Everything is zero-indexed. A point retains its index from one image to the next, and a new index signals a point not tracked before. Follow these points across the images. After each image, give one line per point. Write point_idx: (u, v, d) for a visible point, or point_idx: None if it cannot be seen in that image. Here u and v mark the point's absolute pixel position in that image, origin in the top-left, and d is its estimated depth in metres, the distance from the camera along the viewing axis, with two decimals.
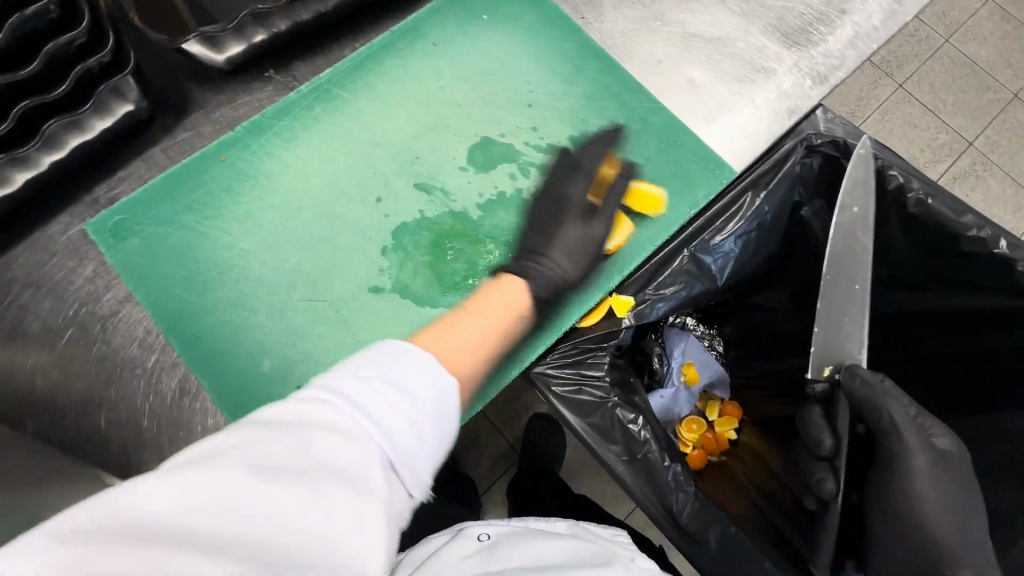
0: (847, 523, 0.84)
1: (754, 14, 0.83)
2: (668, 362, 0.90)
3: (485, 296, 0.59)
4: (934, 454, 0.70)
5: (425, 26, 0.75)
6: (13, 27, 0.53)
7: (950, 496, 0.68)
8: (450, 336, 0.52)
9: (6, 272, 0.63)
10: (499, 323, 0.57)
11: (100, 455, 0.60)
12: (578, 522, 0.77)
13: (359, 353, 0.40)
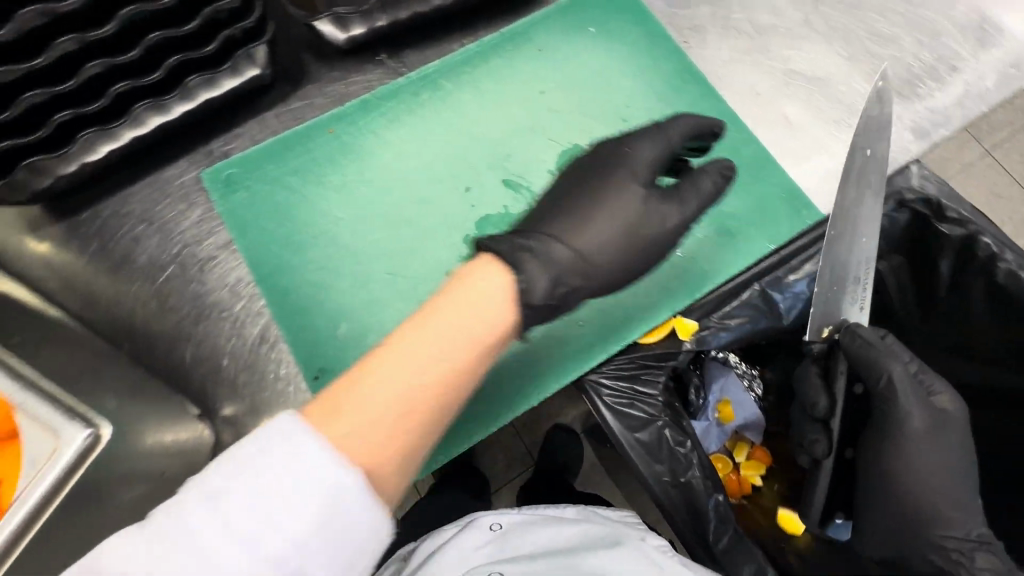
0: (840, 482, 0.78)
1: (860, 60, 0.82)
2: (703, 395, 0.81)
3: (445, 299, 0.49)
4: (934, 418, 0.68)
5: (534, 31, 0.78)
6: None
7: (946, 463, 0.68)
8: (360, 410, 0.43)
9: (126, 206, 0.71)
10: (422, 371, 0.45)
11: (186, 383, 0.66)
12: (588, 505, 0.75)
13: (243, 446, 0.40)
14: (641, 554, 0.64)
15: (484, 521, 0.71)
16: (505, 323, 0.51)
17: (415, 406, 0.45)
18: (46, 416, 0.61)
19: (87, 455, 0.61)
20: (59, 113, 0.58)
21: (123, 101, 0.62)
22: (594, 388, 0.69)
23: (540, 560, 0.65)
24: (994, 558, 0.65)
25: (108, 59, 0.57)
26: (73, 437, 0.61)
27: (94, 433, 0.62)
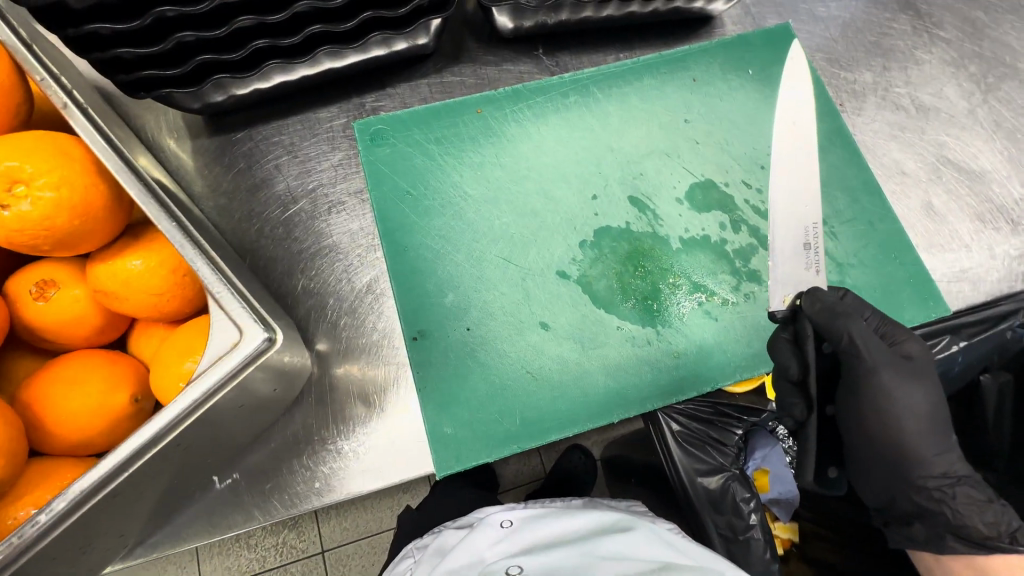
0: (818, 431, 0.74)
1: (1022, 165, 0.78)
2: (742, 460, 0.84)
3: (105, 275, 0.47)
4: (898, 367, 0.63)
5: (691, 61, 0.79)
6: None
7: (926, 407, 0.64)
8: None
9: (277, 135, 0.76)
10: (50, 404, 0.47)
11: (291, 310, 0.70)
12: (593, 500, 0.79)
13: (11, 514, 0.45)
14: (652, 536, 0.65)
15: (495, 519, 0.72)
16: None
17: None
18: (233, 310, 0.49)
19: (253, 362, 0.49)
20: (259, 41, 0.62)
21: (312, 41, 0.65)
22: (665, 422, 0.70)
23: (555, 548, 0.64)
24: (974, 490, 0.65)
25: (319, 2, 0.59)
26: (252, 338, 0.49)
27: (268, 339, 0.50)
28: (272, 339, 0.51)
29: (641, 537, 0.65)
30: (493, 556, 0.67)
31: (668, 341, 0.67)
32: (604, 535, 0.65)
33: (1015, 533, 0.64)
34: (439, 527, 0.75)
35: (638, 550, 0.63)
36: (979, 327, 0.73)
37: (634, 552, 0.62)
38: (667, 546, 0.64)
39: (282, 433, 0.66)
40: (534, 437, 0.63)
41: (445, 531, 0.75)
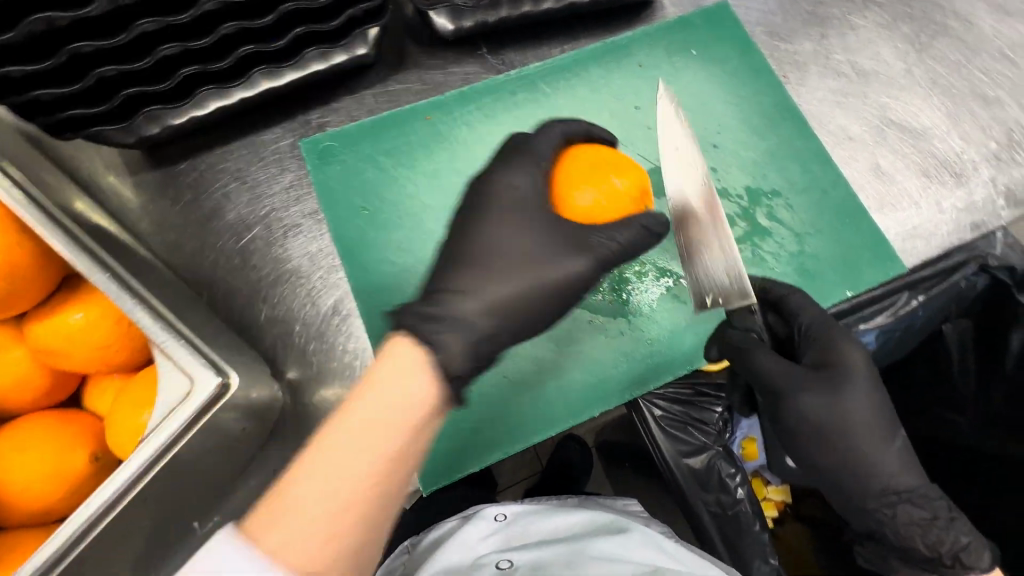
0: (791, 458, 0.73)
1: (960, 118, 0.80)
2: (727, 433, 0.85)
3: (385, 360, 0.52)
4: (813, 382, 0.62)
5: (634, 46, 0.79)
6: None
7: (872, 424, 0.62)
8: (301, 498, 0.46)
9: (221, 162, 0.74)
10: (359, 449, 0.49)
11: (256, 342, 0.68)
12: (590, 496, 0.80)
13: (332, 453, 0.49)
14: (646, 538, 0.66)
15: (490, 512, 0.74)
16: (428, 405, 0.52)
17: (350, 501, 0.47)
18: (182, 358, 0.48)
19: (209, 410, 0.48)
20: (187, 68, 0.60)
21: (244, 63, 0.63)
22: (647, 407, 0.70)
23: (548, 546, 0.66)
24: (918, 506, 0.61)
25: (244, 22, 0.57)
26: (205, 385, 0.47)
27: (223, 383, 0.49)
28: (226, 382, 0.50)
29: (634, 540, 0.65)
30: (486, 549, 0.69)
31: (640, 329, 0.68)
32: (599, 537, 0.66)
33: (960, 551, 0.60)
34: (439, 520, 0.77)
35: (632, 552, 0.64)
36: (934, 279, 0.74)
37: (629, 554, 0.63)
38: (659, 549, 0.65)
39: (262, 471, 0.65)
40: (517, 440, 0.65)
41: (443, 523, 0.76)
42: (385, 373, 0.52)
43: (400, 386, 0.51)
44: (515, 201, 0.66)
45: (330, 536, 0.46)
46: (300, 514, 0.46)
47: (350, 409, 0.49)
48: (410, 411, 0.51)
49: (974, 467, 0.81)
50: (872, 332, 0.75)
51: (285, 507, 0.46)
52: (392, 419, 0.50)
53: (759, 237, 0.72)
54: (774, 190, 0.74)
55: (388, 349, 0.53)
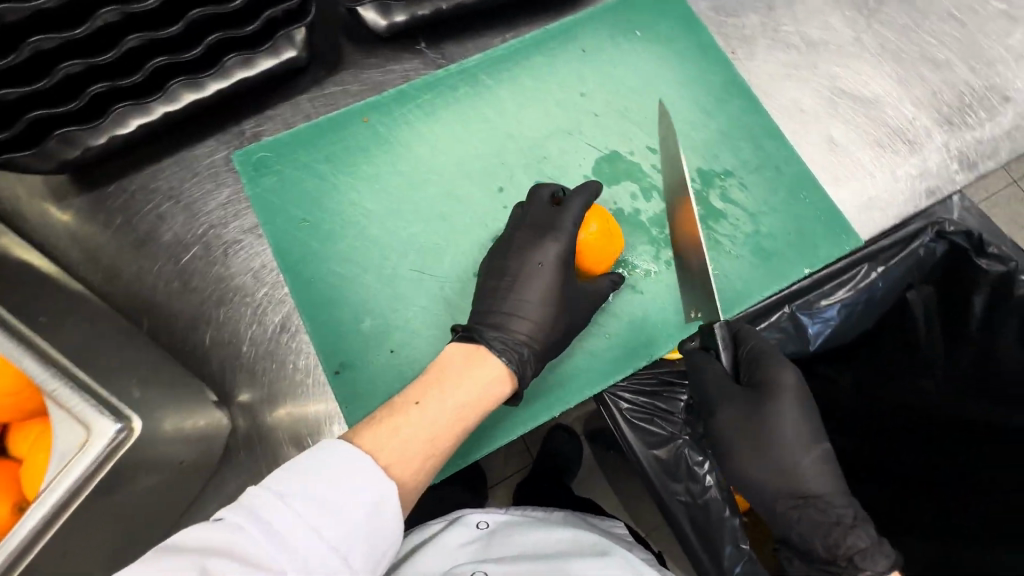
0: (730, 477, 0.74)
1: (912, 83, 0.78)
2: None
3: (462, 368, 0.55)
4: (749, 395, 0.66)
5: (576, 31, 0.77)
6: None
7: (796, 438, 0.65)
8: (397, 434, 0.49)
9: (152, 182, 0.70)
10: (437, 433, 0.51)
11: (204, 368, 0.66)
12: (574, 513, 0.81)
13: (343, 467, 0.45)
14: (625, 562, 0.66)
15: (472, 519, 0.75)
16: (504, 397, 0.56)
17: (436, 447, 0.50)
18: (77, 405, 0.44)
19: (112, 458, 0.45)
20: (95, 85, 0.56)
21: (159, 75, 0.60)
22: (613, 401, 0.69)
23: (525, 562, 0.65)
24: (823, 511, 0.64)
25: (148, 33, 0.54)
26: (101, 432, 0.44)
27: (125, 429, 0.45)
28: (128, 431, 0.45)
29: (615, 564, 0.65)
30: (464, 557, 0.70)
31: (598, 322, 0.67)
32: (580, 558, 0.65)
33: (855, 555, 0.62)
34: (422, 522, 0.78)
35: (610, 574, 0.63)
36: (892, 249, 0.74)
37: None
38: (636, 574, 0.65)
39: (217, 498, 0.64)
40: (476, 449, 0.63)
41: (427, 526, 0.77)
42: (482, 363, 0.56)
43: (495, 381, 0.55)
44: (552, 269, 0.61)
45: (407, 472, 0.49)
46: (403, 444, 0.49)
47: (453, 384, 0.53)
48: (497, 398, 0.55)
49: (951, 439, 0.79)
50: (834, 306, 0.74)
51: (396, 435, 0.49)
52: (481, 403, 0.54)
53: (715, 220, 0.71)
54: (727, 170, 0.73)
55: (475, 347, 0.57)
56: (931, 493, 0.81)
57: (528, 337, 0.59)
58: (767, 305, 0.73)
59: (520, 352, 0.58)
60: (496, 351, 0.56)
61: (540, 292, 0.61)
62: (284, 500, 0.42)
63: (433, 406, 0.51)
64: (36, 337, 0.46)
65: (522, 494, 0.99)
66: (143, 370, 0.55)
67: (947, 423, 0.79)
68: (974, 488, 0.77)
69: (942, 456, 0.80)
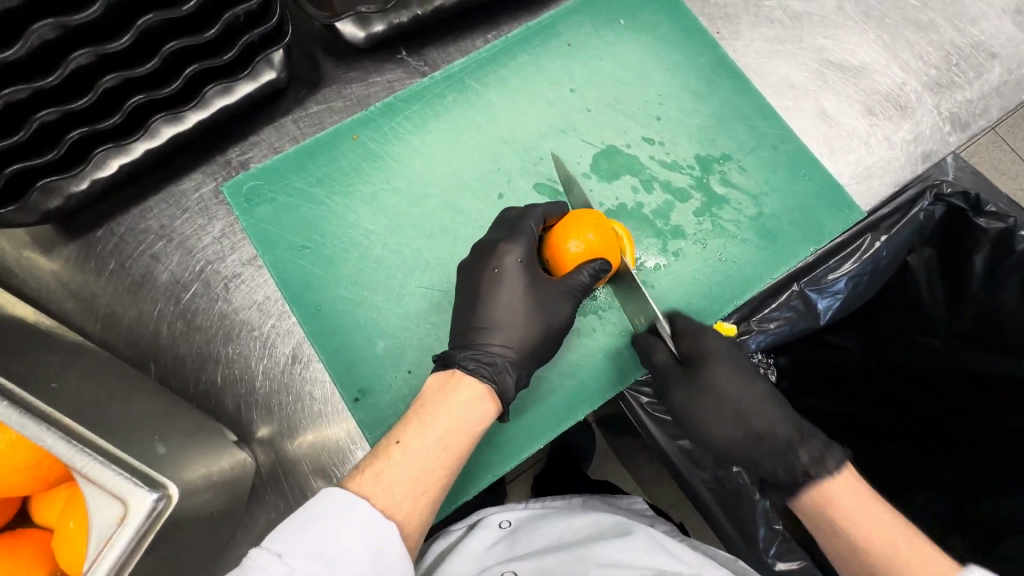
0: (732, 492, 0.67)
1: (897, 47, 0.77)
2: None
3: (441, 399, 0.53)
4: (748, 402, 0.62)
5: (559, 25, 0.75)
6: (225, 22, 0.54)
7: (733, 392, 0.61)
8: (383, 477, 0.48)
9: (142, 221, 0.67)
10: (427, 470, 0.49)
11: (219, 408, 0.65)
12: (593, 498, 0.80)
13: (339, 511, 0.45)
14: (649, 541, 0.64)
15: (493, 519, 0.75)
16: (489, 418, 0.55)
17: (427, 483, 0.49)
18: (110, 479, 0.42)
19: (151, 530, 0.43)
20: (73, 131, 0.54)
21: (138, 113, 0.58)
22: (633, 395, 0.70)
23: (549, 554, 0.64)
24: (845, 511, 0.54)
25: (124, 72, 0.52)
26: (138, 504, 0.42)
27: (162, 496, 0.44)
28: (164, 499, 0.44)
29: (637, 544, 0.63)
30: (491, 558, 0.69)
31: (610, 323, 0.67)
32: (601, 541, 0.64)
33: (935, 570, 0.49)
34: (444, 528, 0.77)
35: (631, 556, 0.62)
36: (895, 216, 0.71)
37: (632, 558, 0.61)
38: (664, 551, 0.63)
39: (248, 537, 0.64)
40: (509, 460, 0.63)
41: (448, 533, 0.76)
42: (457, 391, 0.54)
43: (475, 405, 0.54)
44: (527, 276, 0.60)
45: (404, 511, 0.47)
46: (391, 484, 0.48)
47: (431, 416, 0.52)
48: (481, 421, 0.54)
49: (941, 408, 0.78)
50: (843, 279, 0.72)
51: (382, 479, 0.48)
52: (463, 430, 0.52)
53: (717, 206, 0.70)
54: (724, 154, 0.72)
55: (448, 377, 0.56)
56: (924, 461, 0.79)
57: (501, 347, 0.59)
58: (778, 283, 0.71)
59: (494, 363, 0.57)
60: (470, 371, 0.56)
61: (512, 302, 0.60)
62: (282, 561, 0.42)
63: (416, 441, 0.50)
64: (59, 414, 0.43)
65: (543, 488, 0.99)
66: (164, 426, 0.53)
67: (936, 390, 0.78)
68: (964, 457, 0.75)
69: (938, 426, 0.78)
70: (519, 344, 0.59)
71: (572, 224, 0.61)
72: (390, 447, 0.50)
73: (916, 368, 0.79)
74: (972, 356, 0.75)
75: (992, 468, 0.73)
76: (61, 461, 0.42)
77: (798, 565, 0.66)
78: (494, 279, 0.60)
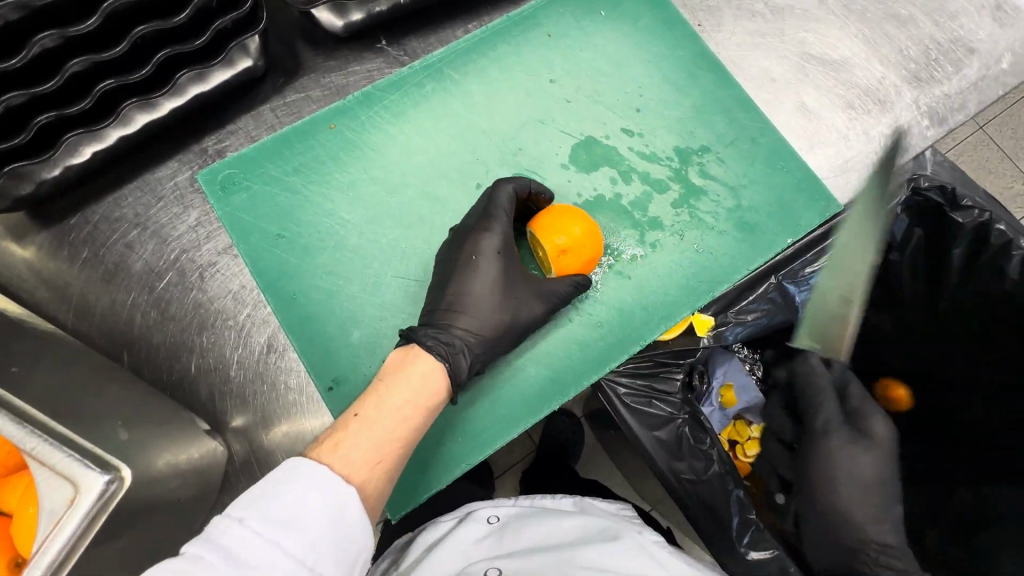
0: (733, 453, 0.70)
1: (878, 41, 0.78)
2: (708, 380, 0.81)
3: (399, 373, 0.54)
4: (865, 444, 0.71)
5: (540, 16, 0.75)
6: (195, 7, 0.54)
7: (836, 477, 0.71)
8: (341, 447, 0.48)
9: (116, 210, 0.67)
10: (385, 439, 0.50)
11: (194, 398, 0.64)
12: (585, 499, 0.78)
13: (306, 474, 0.44)
14: (637, 545, 0.65)
15: (482, 515, 0.74)
16: (446, 391, 0.56)
17: (387, 451, 0.50)
18: (60, 461, 0.42)
19: (103, 514, 0.42)
20: (41, 115, 0.53)
21: (108, 99, 0.57)
22: (611, 386, 0.71)
23: (534, 554, 0.65)
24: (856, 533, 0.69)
25: (92, 56, 0.52)
26: (89, 486, 0.42)
27: (115, 479, 0.43)
28: (114, 480, 0.43)
29: (625, 549, 0.63)
30: (478, 553, 0.69)
31: (588, 313, 0.67)
32: (588, 545, 0.64)
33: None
34: (432, 521, 0.77)
35: (618, 561, 0.62)
36: None
37: (617, 563, 0.62)
38: (652, 560, 0.64)
39: None
40: (481, 450, 0.63)
41: (435, 526, 0.76)
42: (414, 363, 0.55)
43: (433, 378, 0.55)
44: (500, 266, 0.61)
45: (362, 481, 0.48)
46: (348, 454, 0.48)
47: (388, 389, 0.53)
48: (439, 393, 0.55)
49: (930, 407, 0.78)
50: None
51: (341, 448, 0.48)
52: (421, 401, 0.53)
53: (696, 197, 0.70)
54: (704, 146, 0.72)
55: (408, 350, 0.57)
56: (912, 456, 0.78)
57: (463, 331, 0.59)
58: (755, 277, 0.74)
59: (452, 343, 0.57)
60: (427, 347, 0.56)
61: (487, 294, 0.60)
62: (244, 525, 0.41)
63: (375, 413, 0.51)
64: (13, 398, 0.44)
65: (527, 481, 0.99)
66: (130, 413, 0.53)
67: (926, 382, 0.78)
68: (953, 457, 0.75)
69: (927, 426, 0.78)
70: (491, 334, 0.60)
71: (548, 230, 0.61)
72: (350, 418, 0.51)
73: (899, 366, 0.80)
74: (952, 348, 0.75)
75: (978, 469, 0.72)
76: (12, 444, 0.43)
77: (771, 554, 0.68)
78: (467, 270, 0.60)
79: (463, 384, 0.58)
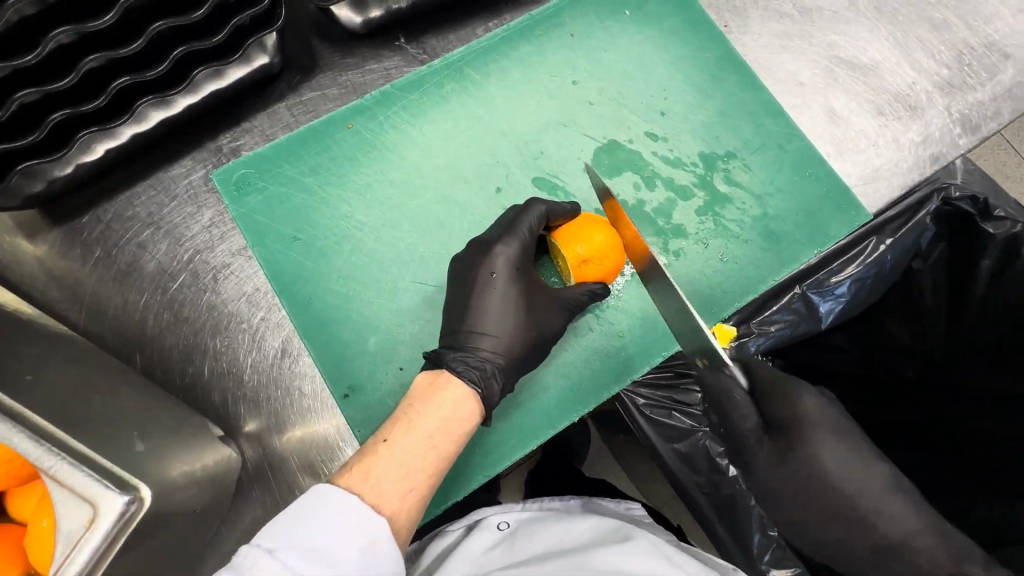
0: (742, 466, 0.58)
1: (910, 45, 0.75)
2: None
3: (431, 399, 0.53)
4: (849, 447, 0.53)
5: (564, 15, 0.73)
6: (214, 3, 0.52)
7: (833, 466, 0.52)
8: (372, 475, 0.47)
9: (128, 208, 0.66)
10: (415, 467, 0.49)
11: (205, 401, 0.63)
12: (592, 500, 0.78)
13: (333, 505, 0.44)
14: (651, 547, 0.63)
15: (492, 522, 0.73)
16: (478, 416, 0.54)
17: (416, 479, 0.48)
18: (78, 481, 0.41)
19: (122, 535, 0.42)
20: (56, 113, 0.52)
21: (124, 97, 0.56)
22: (631, 395, 0.70)
23: (547, 560, 0.63)
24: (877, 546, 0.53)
25: (108, 52, 0.50)
26: (108, 507, 0.41)
27: (134, 500, 0.42)
28: (135, 501, 0.42)
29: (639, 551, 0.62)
30: (490, 563, 0.67)
31: (608, 323, 0.65)
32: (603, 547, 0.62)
33: None
34: (439, 530, 0.76)
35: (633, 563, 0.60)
36: (899, 220, 0.73)
37: (632, 564, 0.60)
38: (666, 561, 0.62)
39: (233, 531, 0.63)
40: (500, 462, 0.62)
41: (445, 534, 0.75)
42: (445, 389, 0.53)
43: (463, 404, 0.53)
44: (519, 273, 0.59)
45: (393, 510, 0.47)
46: (379, 482, 0.47)
47: (418, 415, 0.51)
48: (471, 419, 0.53)
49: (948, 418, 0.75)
50: (845, 282, 0.73)
51: (372, 475, 0.47)
52: (452, 429, 0.52)
53: (721, 205, 0.69)
54: (729, 151, 0.70)
55: (436, 375, 0.55)
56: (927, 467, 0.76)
57: (491, 353, 0.57)
58: (780, 286, 0.73)
59: (484, 368, 0.56)
60: (459, 373, 0.54)
61: (505, 304, 0.59)
62: (273, 556, 0.42)
63: (406, 440, 0.49)
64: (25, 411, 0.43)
65: (536, 483, 0.98)
66: (144, 420, 0.51)
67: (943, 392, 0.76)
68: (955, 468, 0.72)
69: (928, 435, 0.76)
70: (507, 341, 0.58)
71: (568, 239, 0.59)
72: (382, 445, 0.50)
73: (911, 377, 0.78)
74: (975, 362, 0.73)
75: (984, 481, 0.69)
76: (30, 461, 0.42)
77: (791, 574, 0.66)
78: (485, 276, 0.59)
79: (495, 408, 0.57)
